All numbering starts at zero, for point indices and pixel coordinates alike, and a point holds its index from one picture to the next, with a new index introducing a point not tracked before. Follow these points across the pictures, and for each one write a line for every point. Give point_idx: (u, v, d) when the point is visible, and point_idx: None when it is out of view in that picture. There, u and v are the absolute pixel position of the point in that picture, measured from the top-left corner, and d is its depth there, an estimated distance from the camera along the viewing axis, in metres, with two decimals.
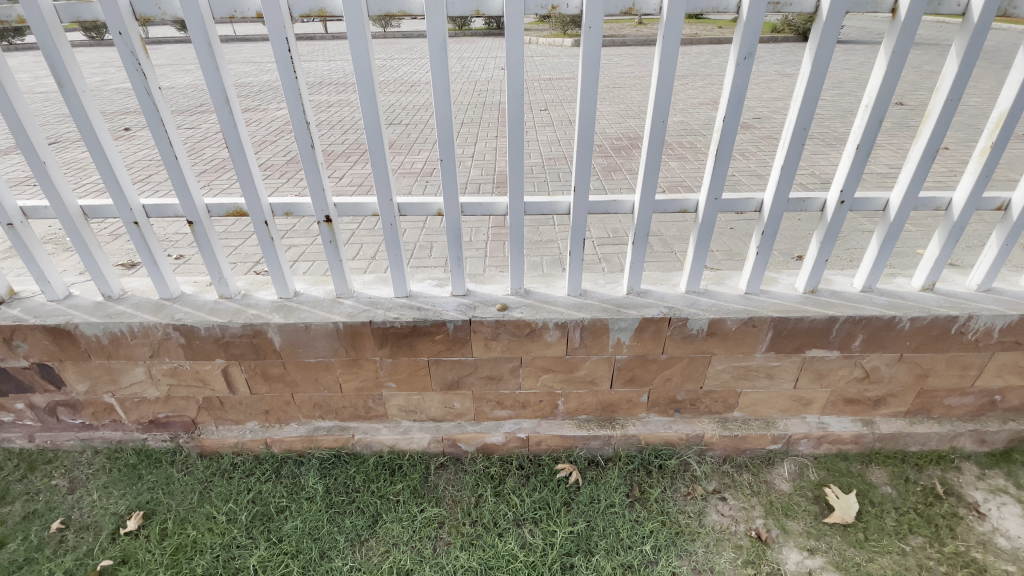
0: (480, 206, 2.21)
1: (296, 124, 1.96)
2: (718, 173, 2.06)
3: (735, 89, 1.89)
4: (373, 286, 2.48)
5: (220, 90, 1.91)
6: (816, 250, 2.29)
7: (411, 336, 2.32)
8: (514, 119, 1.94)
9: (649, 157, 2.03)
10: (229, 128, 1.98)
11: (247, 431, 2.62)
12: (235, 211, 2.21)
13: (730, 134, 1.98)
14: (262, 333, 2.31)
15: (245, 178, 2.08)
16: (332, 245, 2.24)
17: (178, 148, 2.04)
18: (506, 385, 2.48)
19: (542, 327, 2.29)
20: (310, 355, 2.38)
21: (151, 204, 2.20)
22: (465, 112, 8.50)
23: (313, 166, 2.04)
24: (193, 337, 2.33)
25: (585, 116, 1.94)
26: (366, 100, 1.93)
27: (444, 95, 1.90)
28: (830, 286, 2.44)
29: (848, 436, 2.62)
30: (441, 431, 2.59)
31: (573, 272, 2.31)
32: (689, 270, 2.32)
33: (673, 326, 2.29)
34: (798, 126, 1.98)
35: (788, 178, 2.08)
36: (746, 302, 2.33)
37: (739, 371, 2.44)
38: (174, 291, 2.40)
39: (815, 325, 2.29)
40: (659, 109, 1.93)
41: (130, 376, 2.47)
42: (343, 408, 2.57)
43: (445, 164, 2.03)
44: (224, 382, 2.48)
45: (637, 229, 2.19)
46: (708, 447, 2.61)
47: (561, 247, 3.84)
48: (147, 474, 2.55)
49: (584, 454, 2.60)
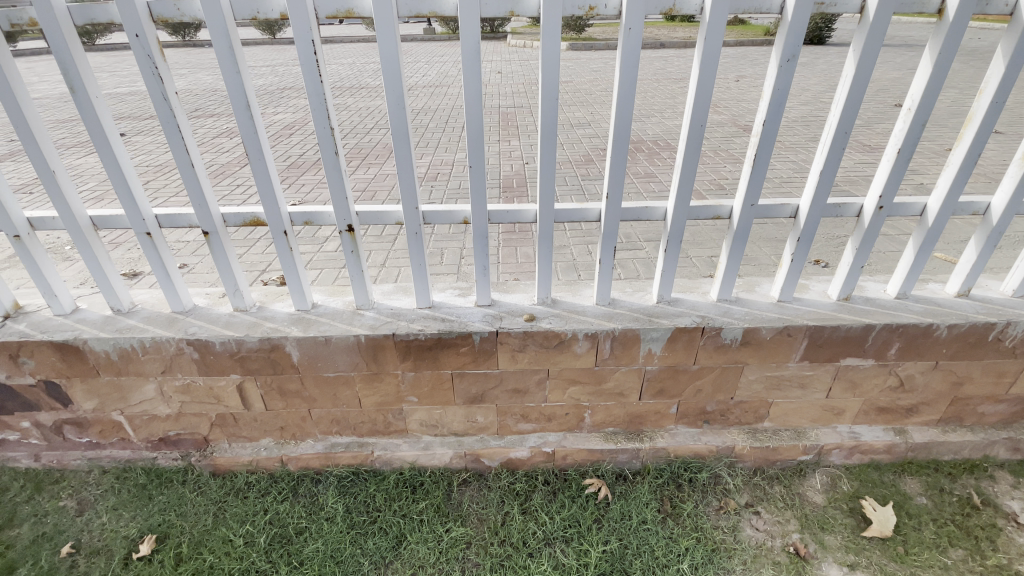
0: (508, 214, 2.13)
1: (319, 129, 1.88)
2: (756, 179, 2.00)
3: (776, 92, 1.83)
4: (393, 296, 2.39)
5: (240, 95, 1.82)
6: (850, 256, 2.23)
7: (435, 349, 2.23)
8: (547, 124, 1.88)
9: (685, 162, 1.97)
10: (249, 134, 1.90)
11: (262, 448, 2.53)
12: (253, 221, 2.12)
13: (769, 138, 1.92)
14: (280, 347, 2.22)
15: (265, 186, 1.99)
16: (354, 255, 2.15)
17: (195, 156, 1.95)
18: (532, 398, 2.40)
19: (571, 338, 2.21)
20: (329, 369, 2.29)
21: (164, 214, 2.10)
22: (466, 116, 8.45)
23: (337, 174, 1.96)
24: (207, 352, 2.23)
25: (621, 120, 1.87)
26: (393, 104, 1.86)
27: (475, 99, 1.83)
28: (863, 293, 2.38)
29: (881, 446, 2.55)
30: (464, 446, 2.50)
31: (602, 281, 2.24)
32: (722, 278, 2.25)
33: (706, 336, 2.22)
34: (838, 130, 1.92)
35: (827, 184, 2.02)
36: (780, 310, 2.27)
37: (772, 381, 2.37)
38: (187, 304, 2.31)
39: (851, 334, 2.23)
40: (697, 113, 1.87)
41: (140, 393, 2.37)
42: (361, 423, 2.48)
43: (474, 170, 1.97)
44: (239, 399, 2.39)
45: (670, 235, 2.13)
46: (738, 459, 2.54)
47: (574, 252, 3.77)
48: (158, 494, 2.45)
49: (612, 468, 2.52)
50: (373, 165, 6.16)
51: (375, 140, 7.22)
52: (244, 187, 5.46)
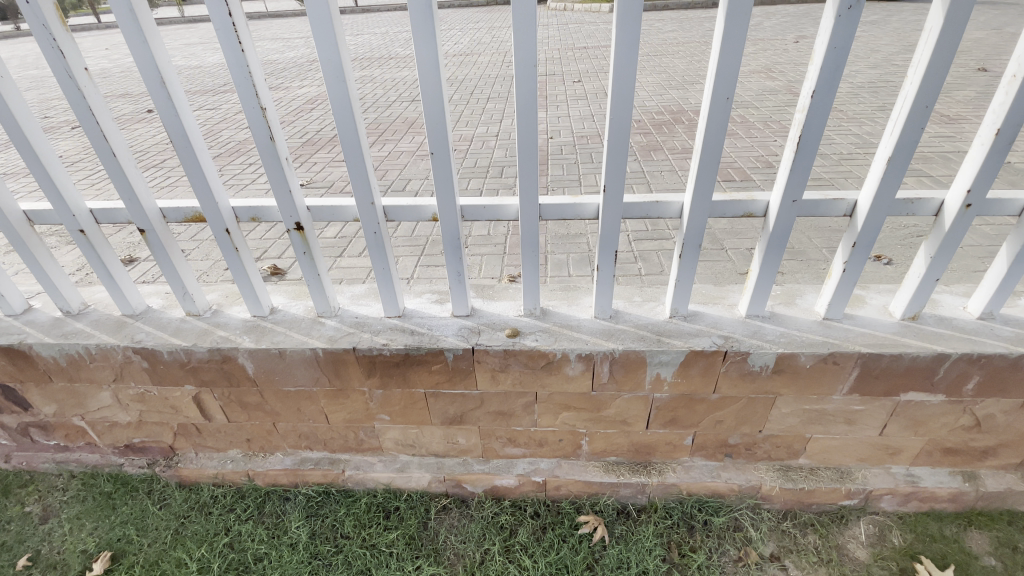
0: (485, 210, 1.77)
1: (247, 110, 1.56)
2: (800, 168, 1.54)
3: (833, 51, 1.35)
4: (361, 301, 2.09)
5: (152, 69, 1.51)
6: (922, 265, 1.74)
7: (403, 366, 1.92)
8: (524, 98, 1.47)
9: (705, 147, 1.52)
10: (170, 117, 1.60)
11: (229, 460, 2.32)
12: (194, 217, 1.85)
13: (821, 114, 1.44)
14: (232, 358, 1.97)
15: (197, 178, 1.70)
16: (307, 257, 1.85)
17: (117, 144, 1.68)
18: (519, 422, 2.07)
19: (561, 359, 1.85)
20: (289, 383, 2.02)
21: (99, 208, 1.86)
22: (493, 86, 7.97)
23: (276, 164, 1.64)
24: (156, 361, 2.01)
25: (621, 94, 1.46)
26: (331, 77, 1.50)
27: (432, 69, 1.46)
28: (936, 311, 1.88)
29: (944, 494, 2.07)
30: (444, 470, 2.21)
31: (601, 291, 1.85)
32: (752, 290, 1.82)
33: (729, 361, 1.81)
34: (918, 103, 1.41)
35: (897, 175, 1.53)
36: (826, 332, 1.82)
37: (810, 414, 1.95)
38: (137, 307, 2.09)
39: (917, 364, 1.76)
40: (722, 81, 1.42)
41: (97, 400, 2.20)
42: (331, 439, 2.22)
43: (436, 157, 1.61)
44: (198, 410, 2.17)
45: (686, 238, 1.70)
46: (764, 500, 2.15)
47: (590, 243, 3.36)
48: (122, 505, 2.31)
49: (613, 503, 2.19)
50: (389, 141, 5.86)
51: (395, 114, 6.90)
52: (255, 165, 5.28)
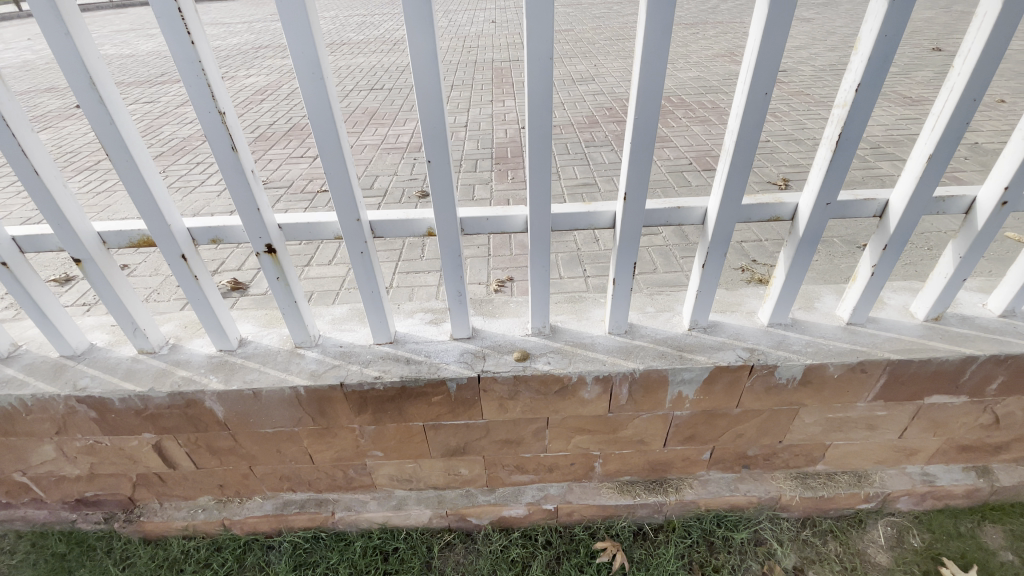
0: (488, 222, 1.57)
1: (201, 115, 1.29)
2: (837, 169, 1.41)
3: (884, 39, 1.21)
4: (346, 326, 1.86)
5: (77, 68, 1.22)
6: (950, 265, 1.66)
7: (399, 399, 1.71)
8: (537, 96, 1.27)
9: (739, 147, 1.37)
10: (104, 125, 1.31)
11: (200, 509, 2.05)
12: (142, 240, 1.56)
13: (864, 110, 1.31)
14: (198, 402, 1.70)
15: (144, 197, 1.42)
16: (282, 283, 1.60)
17: (39, 159, 1.38)
18: (528, 449, 1.90)
19: (576, 383, 1.68)
20: (267, 425, 1.77)
21: (22, 234, 1.54)
22: (457, 73, 7.64)
23: (241, 179, 1.38)
24: (106, 410, 1.72)
25: (648, 91, 1.28)
26: (306, 75, 1.26)
27: (428, 63, 1.23)
28: (957, 310, 1.82)
29: (960, 492, 2.04)
30: (446, 504, 2.02)
31: (617, 306, 1.69)
32: (777, 298, 1.70)
33: (755, 375, 1.69)
34: (966, 96, 1.31)
35: (936, 174, 1.43)
36: (852, 338, 1.73)
37: (833, 423, 1.87)
38: (78, 347, 1.78)
39: (945, 368, 1.69)
40: (761, 74, 1.26)
41: (38, 454, 1.88)
42: (317, 479, 1.99)
43: (434, 166, 1.39)
44: (160, 459, 1.89)
45: (711, 246, 1.56)
46: (784, 510, 2.07)
47: (578, 240, 3.20)
48: (77, 569, 2.01)
49: (629, 524, 2.07)
50: (351, 134, 5.49)
51: (355, 105, 6.50)
52: (204, 164, 4.83)
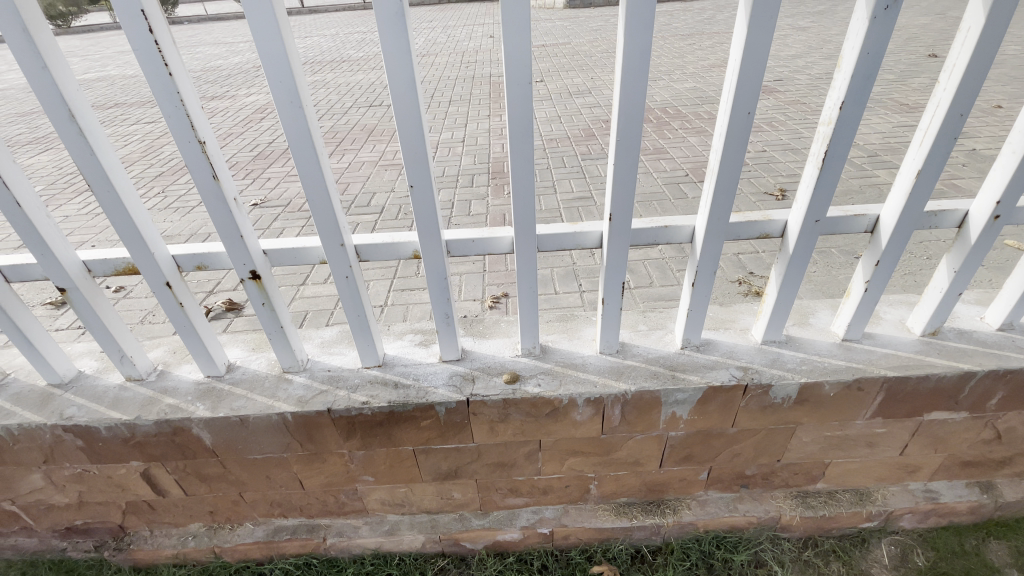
0: (475, 243, 1.55)
1: (181, 145, 1.29)
2: (824, 187, 1.39)
3: (866, 57, 1.20)
4: (335, 350, 1.84)
5: (56, 102, 1.22)
6: (946, 279, 1.63)
7: (388, 424, 1.68)
8: (518, 120, 1.27)
9: (724, 166, 1.36)
10: (84, 156, 1.31)
11: (190, 536, 2.02)
12: (127, 269, 1.56)
13: (849, 127, 1.30)
14: (185, 430, 1.68)
15: (127, 225, 1.42)
16: (268, 308, 1.58)
17: (21, 191, 1.38)
18: (521, 471, 1.86)
19: (567, 405, 1.66)
20: (255, 451, 1.75)
21: (8, 264, 1.54)
22: (455, 88, 7.70)
23: (223, 207, 1.38)
24: (92, 439, 1.70)
25: (630, 112, 1.27)
26: (284, 102, 1.26)
27: (407, 89, 1.23)
28: (955, 324, 1.79)
29: (964, 508, 2.00)
30: (439, 529, 1.99)
31: (607, 326, 1.67)
32: (770, 315, 1.68)
33: (749, 395, 1.66)
34: (952, 112, 1.30)
35: (925, 190, 1.41)
36: (847, 355, 1.70)
37: (832, 441, 1.83)
38: (66, 374, 1.77)
39: (943, 384, 1.66)
40: (743, 93, 1.25)
41: (26, 483, 1.85)
42: (308, 505, 1.96)
43: (417, 190, 1.38)
44: (149, 486, 1.87)
45: (700, 265, 1.54)
46: (784, 530, 2.03)
47: (574, 255, 3.19)
48: None
49: (626, 546, 2.03)
50: (349, 151, 5.52)
51: (353, 122, 6.54)
52: None
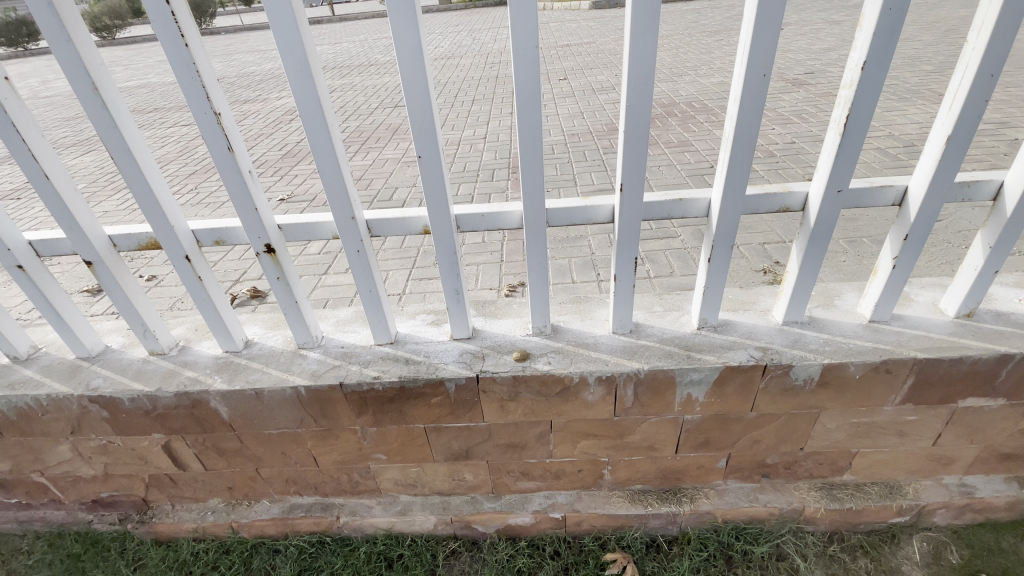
0: (484, 218, 1.55)
1: (198, 117, 1.33)
2: (846, 156, 1.33)
3: (888, 13, 1.14)
4: (349, 327, 1.86)
5: (81, 74, 1.27)
6: (981, 255, 1.54)
7: (399, 400, 1.69)
8: (525, 86, 1.26)
9: (738, 133, 1.31)
10: (108, 129, 1.36)
11: (209, 511, 2.07)
12: (150, 243, 1.61)
13: (871, 89, 1.24)
14: (203, 402, 1.72)
15: (147, 198, 1.47)
16: (282, 283, 1.61)
17: (50, 165, 1.45)
18: (532, 454, 1.84)
19: (578, 384, 1.63)
20: (270, 426, 1.78)
21: (40, 239, 1.61)
22: (478, 88, 7.75)
23: (238, 178, 1.41)
24: (117, 410, 1.76)
25: (639, 78, 1.24)
26: (294, 72, 1.28)
27: (413, 57, 1.24)
28: (991, 306, 1.70)
29: (1002, 504, 1.90)
30: (450, 511, 1.98)
31: (619, 304, 1.63)
32: (790, 294, 1.61)
33: (769, 376, 1.60)
34: (983, 72, 1.22)
35: (956, 157, 1.33)
36: (874, 336, 1.62)
37: (858, 428, 1.75)
38: (93, 348, 1.84)
39: (978, 367, 1.57)
40: (757, 55, 1.20)
41: (56, 454, 1.93)
42: (322, 482, 1.98)
43: (425, 161, 1.39)
44: (170, 459, 1.92)
45: (716, 239, 1.50)
46: (808, 523, 1.95)
47: (592, 245, 3.15)
48: (92, 569, 2.05)
49: (641, 535, 1.98)
50: (373, 149, 5.61)
51: (378, 122, 6.65)
52: None
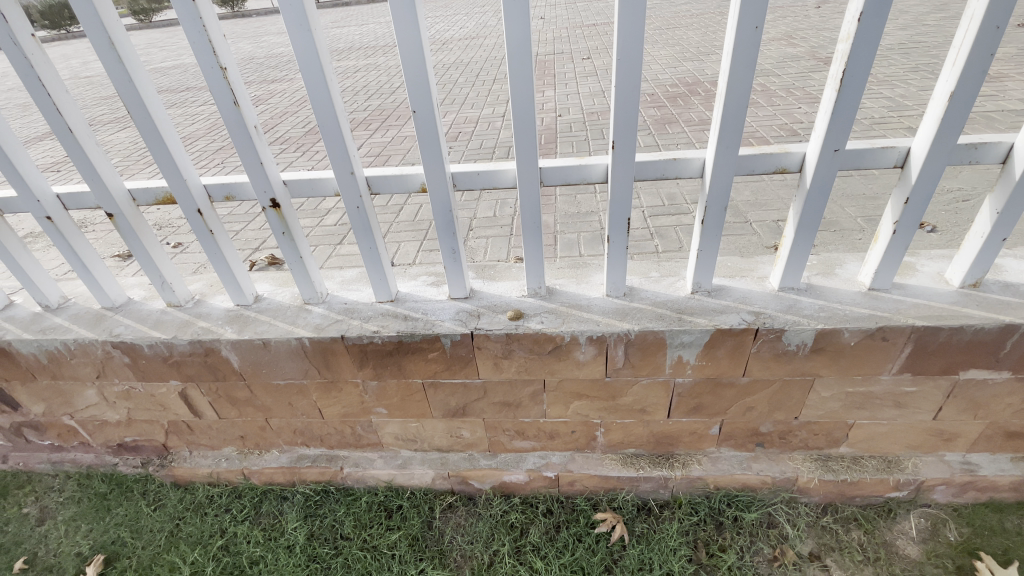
0: (480, 176, 1.58)
1: (206, 71, 1.39)
2: (842, 113, 1.31)
3: None
4: (352, 286, 1.93)
5: (99, 30, 1.35)
6: (988, 220, 1.50)
7: (397, 354, 1.75)
8: (516, 41, 1.28)
9: (730, 90, 1.31)
10: (124, 83, 1.43)
11: (224, 458, 2.20)
12: (166, 198, 1.70)
13: (869, 43, 1.21)
14: (215, 350, 1.82)
15: (161, 152, 1.55)
16: (287, 237, 1.68)
17: (73, 119, 1.54)
18: (527, 413, 1.89)
19: (570, 343, 1.66)
20: (278, 376, 1.87)
21: (66, 193, 1.71)
22: (499, 68, 7.69)
23: (244, 132, 1.48)
24: (137, 356, 1.87)
25: (628, 33, 1.24)
26: (295, 27, 1.33)
27: (407, 10, 1.27)
28: (1000, 277, 1.65)
29: (1005, 483, 1.86)
30: (448, 466, 2.06)
31: (612, 265, 1.65)
32: (788, 259, 1.60)
33: (761, 341, 1.60)
34: (988, 24, 1.18)
35: (959, 115, 1.30)
36: (872, 304, 1.60)
37: (854, 399, 1.73)
38: (117, 299, 1.95)
39: (980, 338, 1.53)
40: (750, 6, 1.19)
41: (84, 398, 2.07)
42: (328, 434, 2.08)
43: (420, 116, 1.43)
44: (187, 406, 2.04)
45: (709, 199, 1.49)
46: (802, 493, 1.95)
47: (602, 221, 3.14)
48: (117, 507, 2.20)
49: (632, 498, 2.02)
50: (392, 127, 5.66)
51: (398, 100, 6.68)
52: None
